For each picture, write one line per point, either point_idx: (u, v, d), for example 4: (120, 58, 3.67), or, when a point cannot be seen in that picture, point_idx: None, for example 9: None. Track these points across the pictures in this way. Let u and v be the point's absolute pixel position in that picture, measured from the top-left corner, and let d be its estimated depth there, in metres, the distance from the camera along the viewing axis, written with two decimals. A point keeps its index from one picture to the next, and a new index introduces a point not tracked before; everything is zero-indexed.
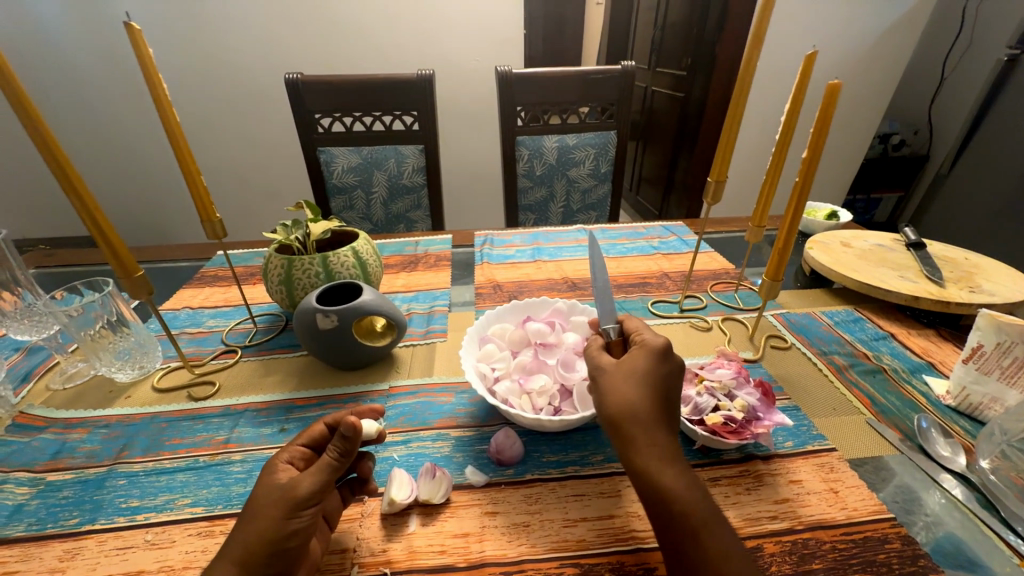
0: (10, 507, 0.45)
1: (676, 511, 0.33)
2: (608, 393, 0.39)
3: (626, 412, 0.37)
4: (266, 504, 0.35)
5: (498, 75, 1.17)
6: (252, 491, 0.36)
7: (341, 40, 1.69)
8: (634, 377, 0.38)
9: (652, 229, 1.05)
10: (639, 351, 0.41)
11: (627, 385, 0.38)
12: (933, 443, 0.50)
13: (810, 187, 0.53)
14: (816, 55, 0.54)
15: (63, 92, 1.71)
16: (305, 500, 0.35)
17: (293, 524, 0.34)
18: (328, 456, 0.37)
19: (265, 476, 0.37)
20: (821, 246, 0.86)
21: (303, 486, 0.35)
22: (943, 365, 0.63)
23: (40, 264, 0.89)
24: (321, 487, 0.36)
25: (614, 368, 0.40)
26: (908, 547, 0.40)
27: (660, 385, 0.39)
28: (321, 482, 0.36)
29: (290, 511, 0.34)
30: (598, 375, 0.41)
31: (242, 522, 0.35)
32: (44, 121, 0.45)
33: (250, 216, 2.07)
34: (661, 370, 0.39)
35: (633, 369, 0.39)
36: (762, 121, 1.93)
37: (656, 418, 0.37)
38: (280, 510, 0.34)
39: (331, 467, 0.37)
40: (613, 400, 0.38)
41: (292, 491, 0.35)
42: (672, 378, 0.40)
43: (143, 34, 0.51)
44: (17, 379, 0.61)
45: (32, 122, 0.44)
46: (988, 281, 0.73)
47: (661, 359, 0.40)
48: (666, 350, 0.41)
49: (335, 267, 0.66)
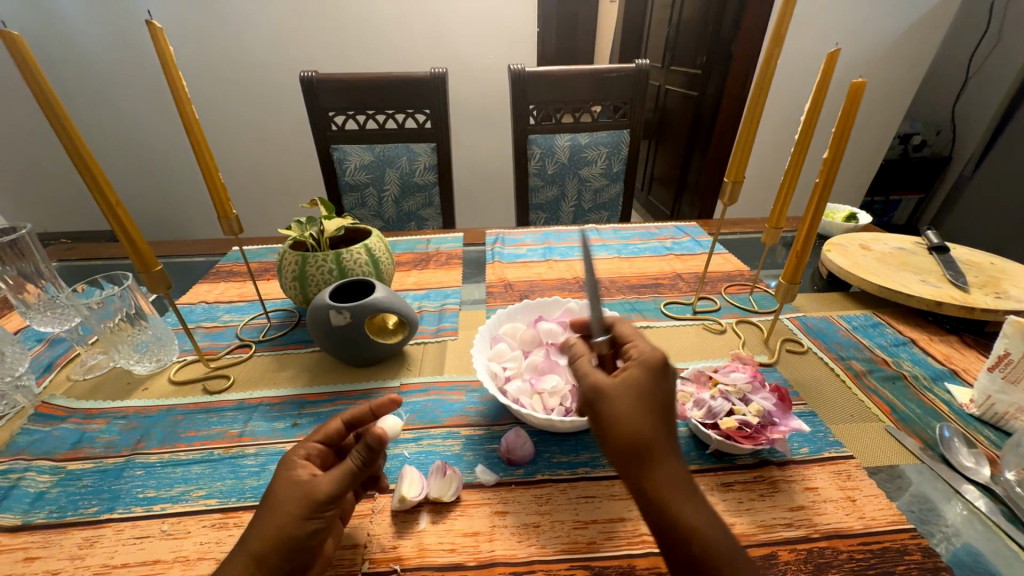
0: (33, 495, 0.46)
1: (697, 550, 0.31)
2: (614, 424, 0.35)
3: (634, 445, 0.34)
4: (285, 501, 0.36)
5: (510, 73, 1.16)
6: (273, 486, 0.37)
7: (355, 38, 1.70)
8: (637, 402, 0.35)
9: (665, 229, 1.04)
10: (640, 369, 0.37)
11: (634, 414, 0.34)
12: (956, 452, 0.49)
13: (831, 188, 0.52)
14: (838, 53, 0.53)
15: (84, 89, 1.74)
16: (326, 502, 0.35)
17: (312, 523, 0.35)
18: (351, 460, 0.37)
19: (285, 471, 0.38)
20: (840, 249, 0.85)
21: (324, 489, 0.36)
22: (966, 373, 0.61)
23: (62, 257, 0.91)
24: (342, 491, 0.36)
25: (614, 392, 0.36)
26: (928, 558, 0.39)
27: (667, 408, 0.35)
28: (342, 486, 0.36)
29: (310, 509, 0.35)
30: (599, 399, 0.36)
31: (260, 514, 0.36)
32: (69, 118, 0.46)
33: (264, 212, 2.09)
34: (664, 390, 0.36)
35: (636, 392, 0.36)
36: (778, 121, 1.90)
37: (666, 446, 0.34)
38: (301, 508, 0.35)
39: (353, 472, 0.36)
40: (621, 432, 0.34)
41: (314, 492, 0.35)
42: (675, 398, 0.37)
43: (163, 31, 0.52)
44: (40, 369, 0.63)
45: (58, 119, 0.45)
46: (1014, 286, 0.71)
47: (663, 376, 0.37)
48: (664, 365, 0.37)
49: (348, 265, 0.66)
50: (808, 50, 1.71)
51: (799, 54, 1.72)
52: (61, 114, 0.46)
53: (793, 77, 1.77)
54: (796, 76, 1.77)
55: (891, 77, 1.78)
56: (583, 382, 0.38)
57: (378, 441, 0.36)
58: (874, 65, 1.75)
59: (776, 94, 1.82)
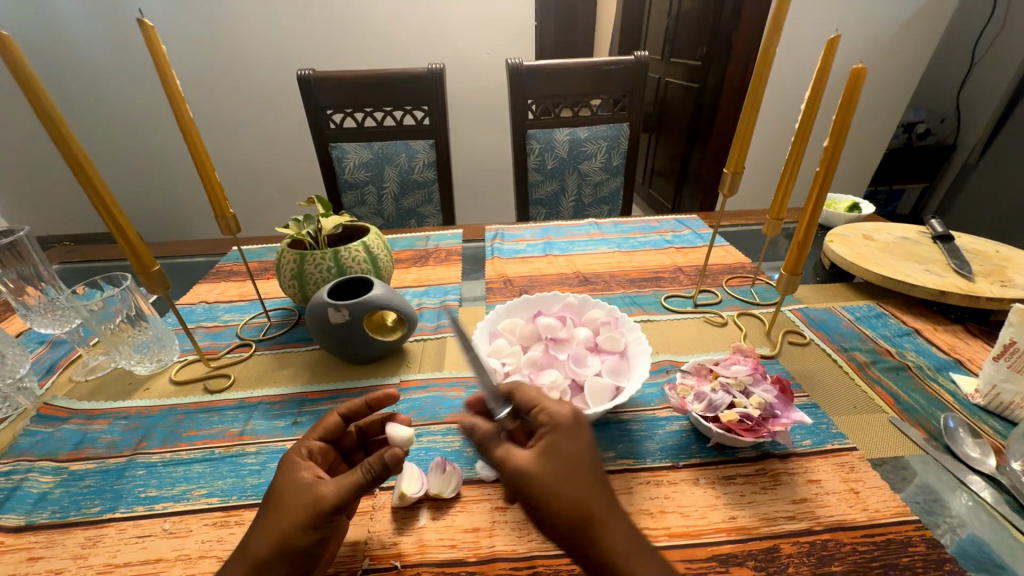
0: (36, 495, 0.46)
1: None
2: (549, 501, 0.34)
3: (576, 517, 0.33)
4: (290, 503, 0.36)
5: (508, 67, 1.15)
6: (277, 490, 0.38)
7: (352, 34, 1.69)
8: (564, 474, 0.35)
9: (666, 222, 1.03)
10: (557, 437, 0.37)
11: (564, 485, 0.34)
12: (961, 443, 0.48)
13: (832, 177, 0.51)
14: (839, 39, 0.52)
15: (82, 90, 1.74)
16: (330, 509, 0.36)
17: (315, 529, 0.35)
18: (358, 471, 0.37)
19: (288, 474, 0.39)
20: (842, 239, 0.84)
21: (329, 498, 0.36)
22: (971, 362, 0.60)
23: (63, 259, 0.91)
24: (346, 500, 0.36)
25: (539, 471, 0.35)
26: (932, 550, 0.39)
27: (593, 466, 0.36)
28: (347, 495, 0.36)
29: (314, 516, 0.35)
30: (526, 481, 0.35)
31: (264, 514, 0.37)
32: (62, 118, 0.46)
33: (263, 211, 2.09)
34: (587, 449, 0.37)
35: (561, 461, 0.35)
36: (780, 111, 1.88)
37: (604, 507, 0.34)
38: (304, 515, 0.35)
39: (359, 484, 0.37)
40: (562, 505, 0.34)
41: (319, 497, 0.36)
42: (596, 449, 0.38)
43: (155, 30, 0.51)
44: (42, 371, 0.63)
45: (51, 119, 0.45)
46: (1020, 275, 0.70)
47: (579, 435, 0.37)
48: (575, 423, 0.38)
49: (347, 262, 0.66)
50: (810, 38, 1.69)
51: (799, 42, 1.70)
52: (55, 115, 0.45)
53: (794, 66, 1.75)
54: (797, 65, 1.75)
55: (894, 64, 1.76)
56: (503, 467, 0.36)
57: (392, 457, 0.36)
58: (878, 52, 1.73)
59: (777, 84, 1.80)
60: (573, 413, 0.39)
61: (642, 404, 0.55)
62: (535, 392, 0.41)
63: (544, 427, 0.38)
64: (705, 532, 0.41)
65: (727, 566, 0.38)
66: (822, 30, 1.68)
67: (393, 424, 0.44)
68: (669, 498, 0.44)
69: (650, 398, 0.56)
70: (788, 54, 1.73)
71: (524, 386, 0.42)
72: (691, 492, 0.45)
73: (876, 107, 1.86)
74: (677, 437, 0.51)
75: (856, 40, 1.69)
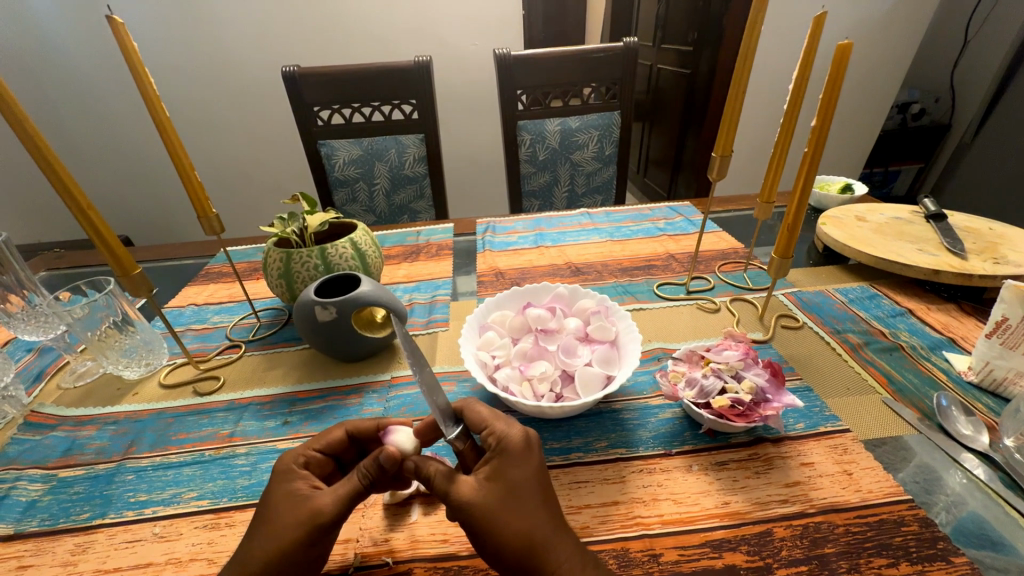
0: (25, 503, 0.46)
1: None
2: (494, 531, 0.34)
3: (524, 543, 0.34)
4: (284, 515, 0.36)
5: (496, 57, 1.14)
6: (270, 502, 0.37)
7: (337, 28, 1.67)
8: (511, 501, 0.35)
9: (658, 210, 1.03)
10: (503, 462, 0.37)
11: (509, 513, 0.35)
12: (953, 421, 0.48)
13: (820, 158, 0.50)
14: (825, 15, 0.51)
15: (63, 94, 1.72)
16: (328, 520, 0.35)
17: (312, 542, 0.35)
18: (355, 477, 0.37)
19: (281, 484, 0.38)
20: (835, 222, 0.83)
21: (327, 510, 0.35)
22: (965, 341, 0.60)
23: (50, 266, 0.90)
24: (344, 510, 0.36)
25: (485, 500, 0.35)
26: (926, 529, 0.39)
27: (541, 488, 0.36)
28: (345, 506, 0.36)
29: (311, 529, 0.35)
30: (471, 513, 0.35)
31: (257, 528, 0.36)
32: (30, 118, 0.44)
33: (254, 211, 2.08)
34: (536, 471, 0.37)
35: (507, 486, 0.36)
36: (772, 94, 1.86)
37: (552, 529, 0.35)
38: (301, 526, 0.35)
39: (357, 491, 0.37)
40: (508, 533, 0.34)
41: (316, 509, 0.35)
42: (546, 470, 0.38)
43: (125, 26, 0.50)
44: (30, 378, 0.63)
45: (18, 119, 0.43)
46: (1013, 251, 0.70)
47: (527, 459, 0.38)
48: (524, 445, 0.38)
49: (334, 259, 0.65)
50: (801, 18, 1.67)
51: (789, 24, 1.68)
52: (22, 116, 0.44)
53: (784, 49, 1.74)
54: (788, 47, 1.73)
55: (886, 43, 1.74)
56: (448, 499, 0.36)
57: (386, 457, 0.37)
58: (869, 31, 1.71)
59: (768, 67, 1.78)
60: (523, 434, 0.39)
61: (634, 393, 0.55)
62: (487, 413, 0.41)
63: (494, 451, 0.38)
64: (698, 518, 0.41)
65: (720, 552, 0.38)
66: (813, 9, 1.66)
67: (392, 428, 0.42)
68: (661, 486, 0.44)
69: (642, 387, 0.56)
70: (779, 37, 1.71)
71: (476, 405, 0.42)
72: (684, 479, 0.44)
73: (868, 87, 1.85)
74: (669, 424, 0.50)
75: (848, 19, 1.67)
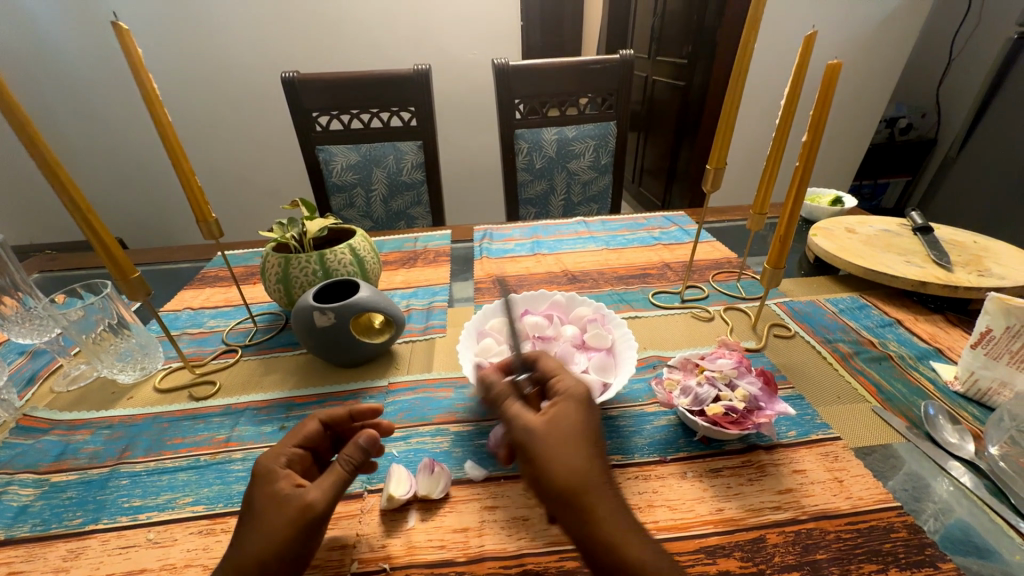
0: (16, 508, 0.46)
1: None
2: (550, 464, 0.34)
3: (577, 481, 0.34)
4: (274, 517, 0.35)
5: (495, 68, 1.16)
6: (255, 503, 0.36)
7: (337, 35, 1.68)
8: (571, 438, 0.36)
9: (653, 219, 1.04)
10: (567, 403, 0.38)
11: (568, 449, 0.35)
12: (940, 430, 0.49)
13: (811, 172, 0.52)
14: (816, 34, 0.52)
15: (55, 93, 1.70)
16: (319, 514, 0.36)
17: (306, 535, 0.36)
18: (338, 468, 0.38)
19: (266, 484, 0.37)
20: (826, 233, 0.85)
21: (317, 503, 0.36)
22: (951, 351, 0.61)
23: (43, 268, 0.90)
24: (333, 502, 0.37)
25: (548, 430, 0.36)
26: (915, 535, 0.40)
27: (596, 438, 0.37)
28: (334, 497, 0.37)
29: (304, 524, 0.35)
30: (531, 439, 0.36)
31: (245, 530, 0.35)
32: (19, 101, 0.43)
33: (250, 215, 2.07)
34: (592, 422, 0.38)
35: (568, 426, 0.37)
36: (766, 105, 1.89)
37: (604, 478, 0.34)
38: (292, 523, 0.35)
39: (342, 480, 0.38)
40: (558, 469, 0.34)
41: (307, 505, 0.36)
42: (603, 427, 0.38)
43: (130, 31, 0.50)
44: (22, 382, 0.62)
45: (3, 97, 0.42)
46: (997, 264, 0.72)
47: (588, 407, 0.39)
48: (586, 396, 0.40)
49: (333, 265, 0.65)
50: (794, 31, 1.70)
51: (783, 38, 1.71)
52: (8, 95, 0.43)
53: (777, 65, 1.78)
54: (781, 62, 1.77)
55: (876, 57, 1.78)
56: (513, 423, 0.37)
57: (367, 440, 0.40)
58: (859, 46, 1.75)
59: (762, 79, 1.82)
60: (587, 388, 0.41)
61: (630, 400, 0.56)
62: (556, 365, 0.44)
63: (559, 395, 0.40)
64: (693, 525, 0.41)
65: (714, 558, 0.39)
66: (804, 26, 1.70)
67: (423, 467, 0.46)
68: (657, 492, 0.44)
69: (638, 394, 0.57)
70: (770, 51, 1.75)
71: (548, 357, 0.45)
72: (679, 486, 0.45)
73: (857, 101, 1.89)
74: (664, 431, 0.51)
75: (838, 38, 1.73)
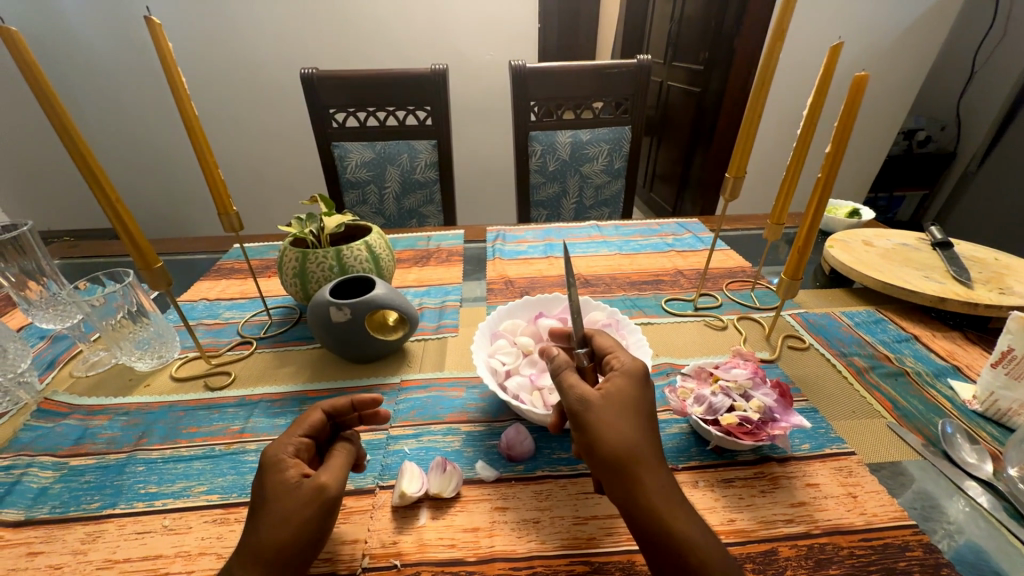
0: (36, 490, 0.46)
1: (690, 560, 0.32)
2: (604, 433, 0.36)
3: (627, 453, 0.35)
4: (289, 503, 0.36)
5: (511, 70, 1.16)
6: (266, 492, 0.36)
7: (355, 33, 1.70)
8: (625, 412, 0.37)
9: (667, 225, 1.04)
10: (623, 378, 0.39)
11: (621, 422, 0.36)
12: (958, 449, 0.49)
13: (833, 183, 0.51)
14: (842, 45, 0.52)
15: (77, 82, 1.73)
16: (333, 497, 0.37)
17: (322, 518, 0.36)
18: (341, 454, 0.41)
19: (275, 473, 0.37)
20: (843, 245, 0.84)
21: (331, 486, 0.37)
22: (970, 369, 0.60)
23: (64, 255, 0.91)
24: (343, 486, 0.39)
25: (603, 402, 0.37)
26: (929, 555, 0.39)
27: (649, 414, 0.38)
28: (342, 481, 0.39)
29: (320, 507, 0.36)
30: (586, 409, 0.37)
31: (260, 517, 0.36)
32: (52, 88, 0.44)
33: (263, 208, 2.10)
34: (646, 398, 0.39)
35: (623, 400, 0.38)
36: (782, 113, 1.87)
37: (652, 452, 0.36)
38: (308, 506, 0.36)
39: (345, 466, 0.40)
40: (610, 440, 0.35)
41: (321, 487, 0.37)
42: (656, 405, 0.39)
43: (162, 27, 0.51)
44: (43, 365, 0.63)
45: (37, 83, 0.43)
46: (1019, 282, 0.71)
47: (644, 384, 0.40)
48: (642, 373, 0.40)
49: (349, 261, 0.66)
50: (814, 40, 1.69)
51: (802, 47, 1.70)
52: (42, 81, 0.44)
53: (796, 73, 1.77)
54: (799, 70, 1.76)
55: (896, 69, 1.76)
56: (569, 393, 0.39)
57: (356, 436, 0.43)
58: (879, 56, 1.73)
59: (779, 87, 1.80)
60: (644, 366, 0.41)
61: None
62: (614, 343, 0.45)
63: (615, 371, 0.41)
64: None
65: None
66: (823, 35, 1.68)
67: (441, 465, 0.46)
68: None
69: None
70: (788, 59, 1.74)
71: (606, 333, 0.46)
72: (690, 495, 0.45)
73: (876, 112, 1.87)
74: (676, 439, 0.51)
75: (859, 48, 1.71)
